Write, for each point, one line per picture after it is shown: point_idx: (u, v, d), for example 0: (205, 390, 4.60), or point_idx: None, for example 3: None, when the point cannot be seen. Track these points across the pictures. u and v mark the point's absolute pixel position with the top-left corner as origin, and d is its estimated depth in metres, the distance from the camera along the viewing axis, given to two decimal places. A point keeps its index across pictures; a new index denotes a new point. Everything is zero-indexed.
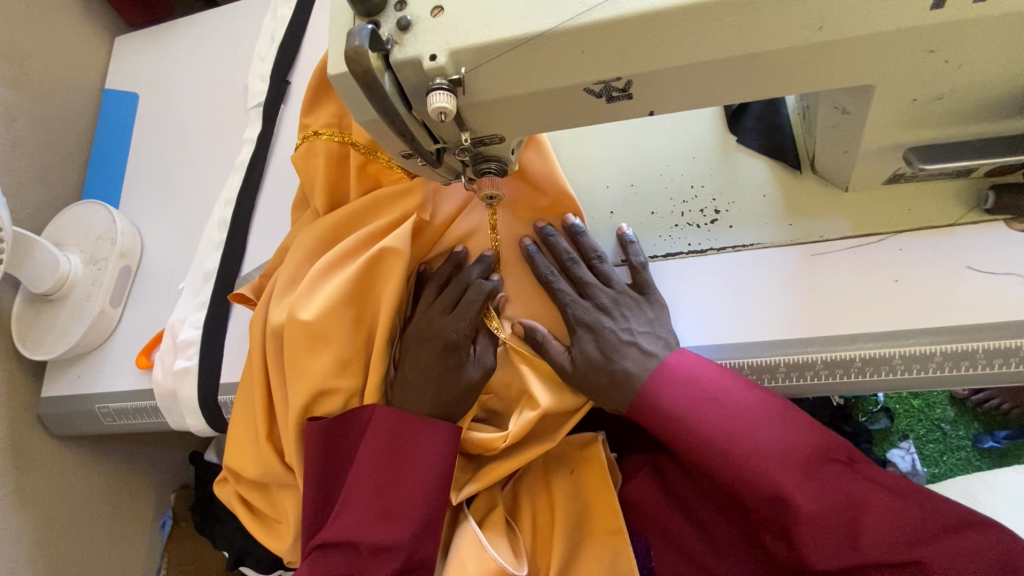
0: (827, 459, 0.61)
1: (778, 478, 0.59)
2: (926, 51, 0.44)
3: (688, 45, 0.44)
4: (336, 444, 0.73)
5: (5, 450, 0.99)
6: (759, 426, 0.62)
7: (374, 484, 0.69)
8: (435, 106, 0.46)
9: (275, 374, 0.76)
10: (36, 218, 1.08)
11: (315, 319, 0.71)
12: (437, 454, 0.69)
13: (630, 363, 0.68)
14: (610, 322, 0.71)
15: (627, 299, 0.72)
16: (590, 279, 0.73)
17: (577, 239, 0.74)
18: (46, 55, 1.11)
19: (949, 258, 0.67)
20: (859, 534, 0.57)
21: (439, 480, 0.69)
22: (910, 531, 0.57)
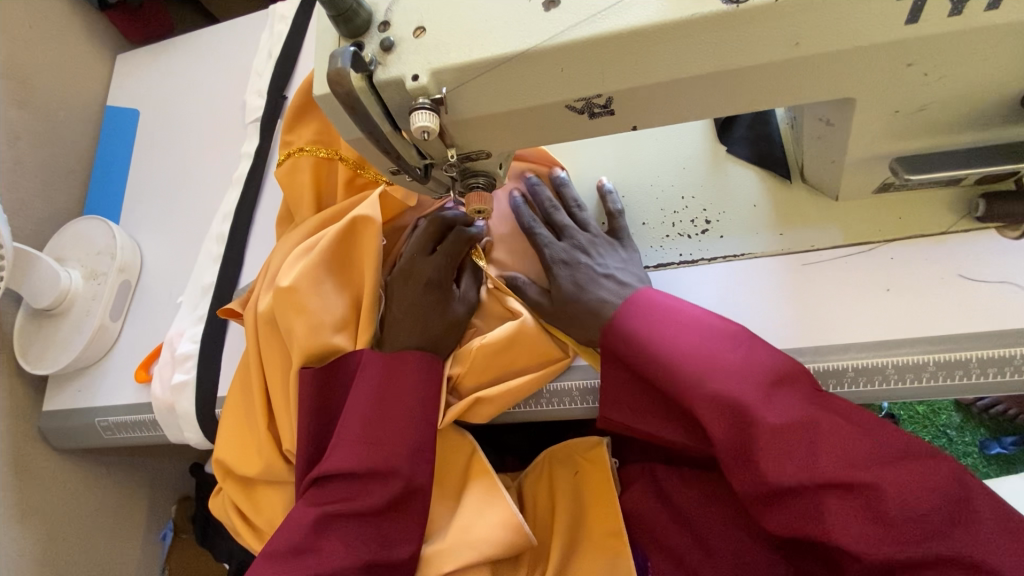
0: (787, 382, 0.59)
1: (732, 389, 0.58)
2: (906, 64, 0.44)
3: (666, 61, 0.44)
4: (327, 388, 0.74)
5: (7, 464, 1.00)
6: (719, 347, 0.61)
7: (364, 418, 0.69)
8: (418, 125, 0.47)
9: (269, 357, 0.78)
10: (38, 234, 1.10)
11: (300, 287, 0.72)
12: (423, 385, 0.70)
13: (606, 293, 0.70)
14: (586, 259, 0.73)
15: (603, 242, 0.74)
16: (569, 224, 0.76)
17: (561, 189, 0.78)
18: (49, 74, 1.13)
19: (941, 266, 0.67)
20: (817, 452, 0.54)
21: (429, 407, 0.70)
22: (867, 454, 0.54)
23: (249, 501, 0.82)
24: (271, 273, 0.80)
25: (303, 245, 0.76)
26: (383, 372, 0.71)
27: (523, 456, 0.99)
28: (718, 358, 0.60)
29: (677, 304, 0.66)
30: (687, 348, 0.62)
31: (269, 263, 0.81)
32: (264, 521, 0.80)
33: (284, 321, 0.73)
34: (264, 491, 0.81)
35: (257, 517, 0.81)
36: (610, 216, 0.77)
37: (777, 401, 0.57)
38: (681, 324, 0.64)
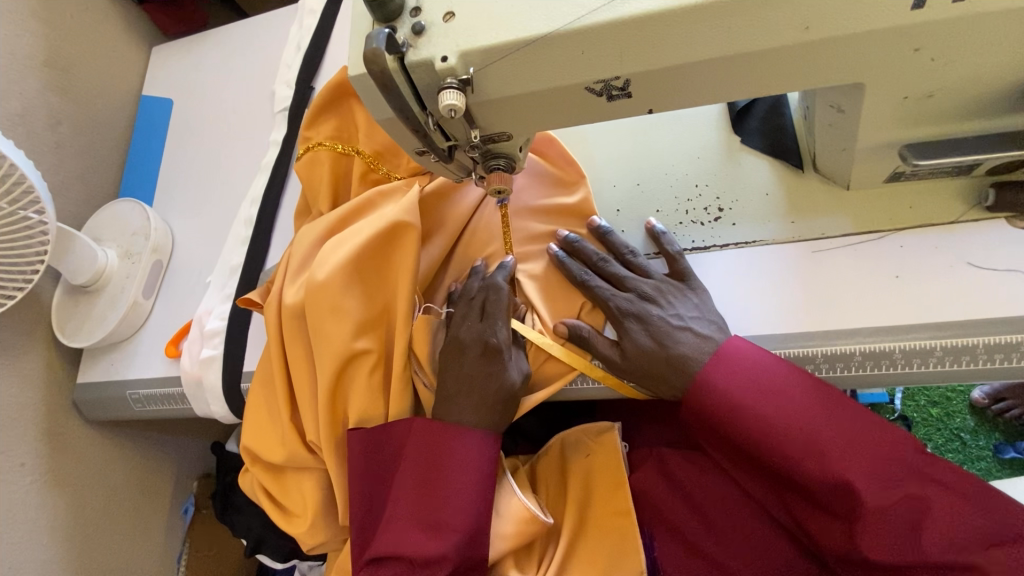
0: (886, 456, 0.60)
1: (843, 470, 0.59)
2: (913, 48, 0.46)
3: (681, 45, 0.47)
4: (375, 454, 0.76)
5: (42, 430, 1.05)
6: (818, 422, 0.62)
7: (416, 496, 0.71)
8: (446, 103, 0.50)
9: (295, 352, 0.80)
10: (76, 215, 1.15)
11: (332, 285, 0.75)
12: (472, 461, 0.72)
13: (687, 348, 0.69)
14: (657, 310, 0.72)
15: (671, 288, 0.74)
16: (626, 274, 0.75)
17: (605, 239, 0.78)
18: (89, 63, 1.19)
19: (951, 255, 0.68)
20: (924, 531, 0.56)
21: (480, 486, 0.71)
22: (975, 535, 0.56)
23: (273, 479, 0.85)
24: (300, 267, 0.82)
25: (333, 244, 0.78)
26: (427, 454, 0.72)
27: (535, 440, 1.02)
28: (811, 428, 0.62)
29: (759, 355, 0.67)
30: (765, 402, 0.64)
31: (294, 257, 0.84)
32: (288, 501, 0.84)
33: (316, 320, 0.76)
34: (292, 477, 0.85)
35: (282, 496, 0.85)
36: (670, 259, 0.76)
37: (885, 478, 0.59)
38: (774, 393, 0.64)
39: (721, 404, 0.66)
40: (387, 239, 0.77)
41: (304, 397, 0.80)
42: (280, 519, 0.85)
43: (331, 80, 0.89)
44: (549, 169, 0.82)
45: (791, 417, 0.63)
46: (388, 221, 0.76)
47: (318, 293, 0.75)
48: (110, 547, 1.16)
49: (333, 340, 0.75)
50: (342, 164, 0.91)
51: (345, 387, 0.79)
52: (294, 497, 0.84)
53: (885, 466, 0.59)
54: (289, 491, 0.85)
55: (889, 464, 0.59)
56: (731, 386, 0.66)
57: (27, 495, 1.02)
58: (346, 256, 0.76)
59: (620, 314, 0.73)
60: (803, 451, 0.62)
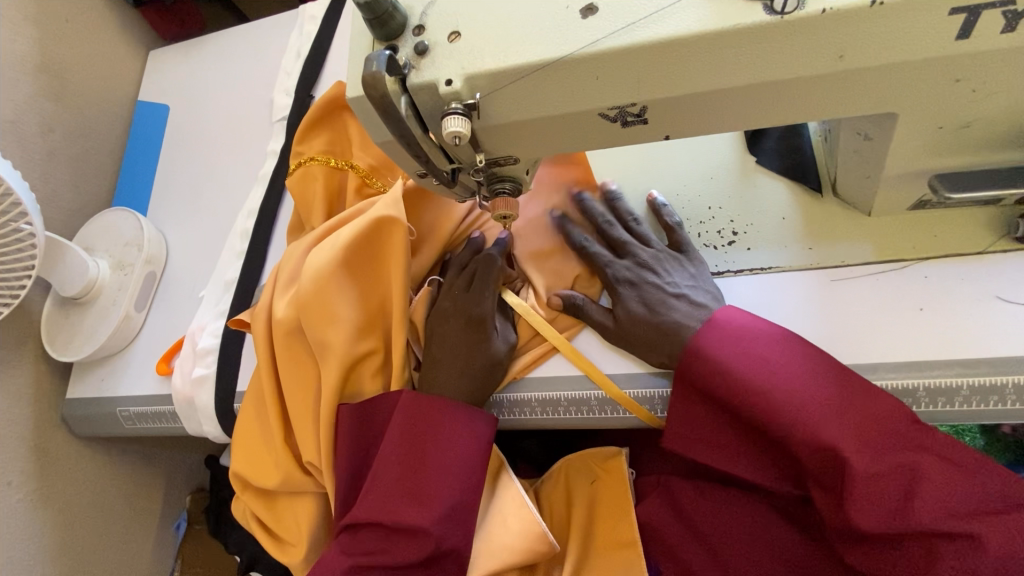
0: (875, 421, 0.57)
1: (829, 434, 0.56)
2: (953, 79, 0.43)
3: (704, 73, 0.44)
4: (361, 425, 0.74)
5: (30, 447, 1.02)
6: (806, 386, 0.59)
7: (397, 468, 0.68)
8: (450, 130, 0.47)
9: (287, 363, 0.77)
10: (68, 224, 1.12)
11: (324, 297, 0.72)
12: (460, 438, 0.69)
13: (680, 315, 0.67)
14: (654, 277, 0.70)
15: (669, 257, 0.72)
16: (629, 239, 0.73)
17: (613, 204, 0.76)
18: (83, 68, 1.16)
19: (978, 287, 0.65)
20: (915, 497, 0.53)
21: (468, 464, 0.69)
22: (965, 502, 0.53)
23: (266, 508, 0.82)
24: (290, 277, 0.79)
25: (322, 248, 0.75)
26: (410, 431, 0.69)
27: (537, 463, 0.98)
28: (797, 392, 0.59)
29: (748, 321, 0.64)
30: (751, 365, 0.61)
31: (283, 268, 0.80)
32: (283, 530, 0.81)
33: (309, 327, 0.72)
34: (286, 504, 0.81)
35: (276, 524, 0.81)
36: (668, 229, 0.74)
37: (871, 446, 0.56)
38: (760, 357, 0.61)
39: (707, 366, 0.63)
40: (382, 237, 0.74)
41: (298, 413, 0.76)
42: (274, 549, 0.81)
43: (324, 94, 0.87)
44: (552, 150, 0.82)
45: (777, 380, 0.59)
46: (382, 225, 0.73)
47: (311, 298, 0.72)
48: (99, 565, 1.13)
49: (330, 344, 0.72)
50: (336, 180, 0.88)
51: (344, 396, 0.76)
52: (288, 526, 0.81)
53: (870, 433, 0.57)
54: (283, 519, 0.81)
55: (872, 428, 0.57)
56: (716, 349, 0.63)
57: (12, 514, 0.99)
58: (339, 263, 0.72)
59: (616, 282, 0.71)
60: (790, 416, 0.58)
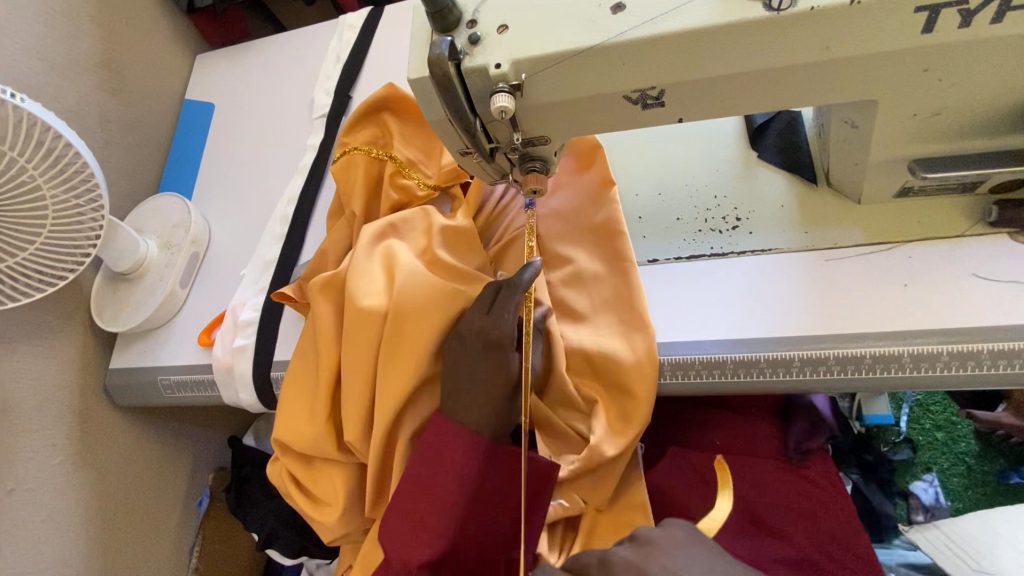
0: None
1: None
2: (921, 69, 0.52)
3: (713, 60, 0.52)
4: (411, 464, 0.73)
5: (73, 413, 1.09)
6: None
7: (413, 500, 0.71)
8: (498, 105, 0.55)
9: (356, 365, 0.77)
10: (118, 208, 1.20)
11: (413, 293, 0.77)
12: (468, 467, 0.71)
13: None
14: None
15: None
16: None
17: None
18: (138, 67, 1.26)
19: (956, 266, 0.72)
20: None
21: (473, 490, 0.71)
22: None
23: (304, 468, 0.86)
24: (365, 276, 0.79)
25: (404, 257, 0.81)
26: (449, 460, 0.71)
27: None
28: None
29: None
30: None
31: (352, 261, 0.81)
32: (318, 489, 0.85)
33: (400, 335, 0.76)
34: (322, 466, 0.85)
35: (312, 484, 0.85)
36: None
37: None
38: None
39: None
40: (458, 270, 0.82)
41: (354, 408, 0.78)
42: (311, 509, 0.85)
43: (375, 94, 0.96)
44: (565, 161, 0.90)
45: None
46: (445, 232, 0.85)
47: (407, 310, 0.76)
48: (129, 532, 1.18)
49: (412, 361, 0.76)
50: (376, 169, 0.96)
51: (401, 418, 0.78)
52: (321, 485, 0.85)
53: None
54: (318, 478, 0.86)
55: None
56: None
57: (55, 474, 1.06)
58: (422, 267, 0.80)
59: None
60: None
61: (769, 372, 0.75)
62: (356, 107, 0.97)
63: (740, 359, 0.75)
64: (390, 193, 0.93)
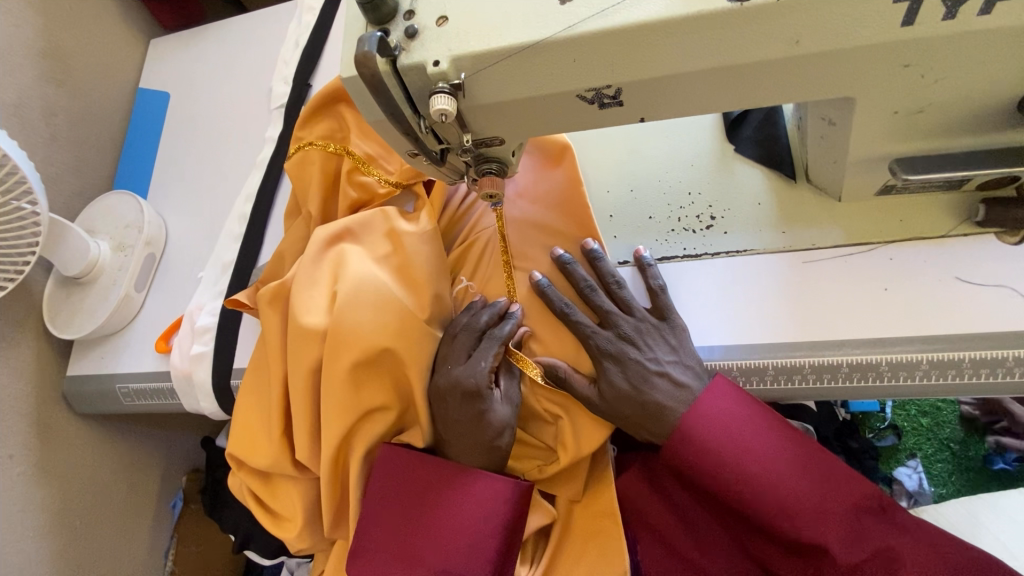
0: (860, 509, 0.64)
1: (815, 531, 0.63)
2: (902, 64, 0.47)
3: (672, 57, 0.47)
4: (401, 481, 0.75)
5: (31, 422, 1.05)
6: (789, 479, 0.65)
7: (394, 519, 0.74)
8: (437, 108, 0.50)
9: (301, 382, 0.75)
10: (69, 206, 1.14)
11: (353, 312, 0.73)
12: (452, 502, 0.72)
13: (662, 396, 0.70)
14: (635, 353, 0.72)
15: (649, 328, 0.73)
16: (611, 308, 0.74)
17: (595, 263, 0.75)
18: (85, 55, 1.18)
19: (940, 268, 0.69)
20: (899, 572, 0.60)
21: (452, 528, 0.71)
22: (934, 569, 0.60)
23: (262, 483, 0.83)
24: (309, 287, 0.77)
25: (354, 264, 0.76)
26: (425, 467, 0.74)
27: None
28: (792, 490, 0.65)
29: None
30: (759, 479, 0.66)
31: (296, 272, 0.78)
32: (277, 504, 0.82)
33: (342, 351, 0.72)
34: (280, 480, 0.82)
35: (271, 500, 0.82)
36: (652, 292, 0.74)
37: (855, 535, 0.63)
38: (762, 468, 0.66)
39: (695, 463, 0.68)
40: (414, 278, 0.77)
41: (301, 423, 0.76)
42: (270, 523, 0.83)
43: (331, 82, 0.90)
44: (534, 160, 0.82)
45: (768, 475, 0.65)
46: (404, 244, 0.79)
47: (346, 324, 0.72)
48: (99, 539, 1.16)
49: (359, 375, 0.74)
50: (334, 165, 0.90)
51: (353, 433, 0.77)
52: (280, 501, 0.82)
53: (856, 523, 0.63)
54: (277, 492, 0.83)
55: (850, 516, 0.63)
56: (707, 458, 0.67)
57: (13, 487, 1.02)
58: (373, 283, 0.75)
59: None
60: (789, 520, 0.64)
61: (742, 381, 0.72)
62: (310, 99, 0.90)
63: (711, 367, 0.72)
64: (347, 192, 0.87)
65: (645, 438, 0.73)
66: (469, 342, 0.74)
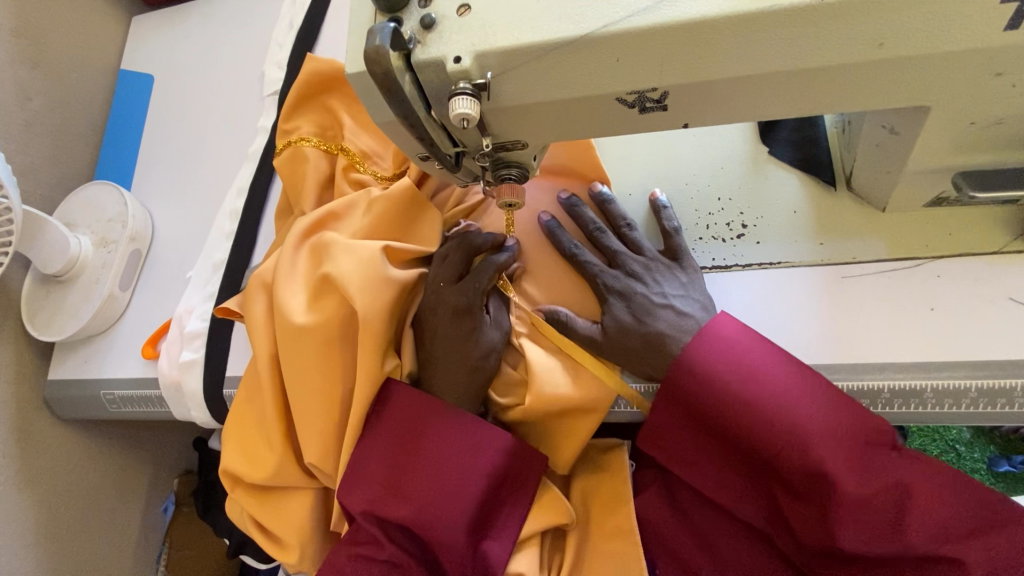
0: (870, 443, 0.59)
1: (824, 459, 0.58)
2: (993, 73, 0.41)
3: (733, 59, 0.41)
4: (391, 416, 0.70)
5: (11, 429, 0.99)
6: (798, 402, 0.60)
7: (384, 456, 0.69)
8: (458, 112, 0.43)
9: (292, 375, 0.71)
10: (47, 198, 1.07)
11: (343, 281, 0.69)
12: (444, 441, 0.67)
13: (665, 325, 0.66)
14: (641, 287, 0.68)
15: (660, 266, 0.70)
16: (620, 248, 0.71)
17: (604, 207, 0.73)
18: (61, 34, 1.09)
19: (991, 288, 0.64)
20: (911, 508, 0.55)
21: (444, 466, 0.66)
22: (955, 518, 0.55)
23: (261, 505, 0.78)
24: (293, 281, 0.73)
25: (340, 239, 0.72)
26: (414, 409, 0.69)
27: None
28: (800, 415, 0.59)
29: None
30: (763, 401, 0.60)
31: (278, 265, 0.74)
32: (280, 527, 0.77)
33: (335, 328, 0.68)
34: (282, 497, 0.78)
35: (273, 524, 0.77)
36: (665, 235, 0.72)
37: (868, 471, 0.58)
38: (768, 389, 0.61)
39: (698, 388, 0.63)
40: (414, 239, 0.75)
41: (303, 423, 0.71)
42: (275, 549, 0.77)
43: (313, 73, 0.85)
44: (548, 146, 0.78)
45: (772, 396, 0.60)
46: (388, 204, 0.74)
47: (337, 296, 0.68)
48: (86, 547, 1.11)
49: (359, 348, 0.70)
50: (329, 162, 0.84)
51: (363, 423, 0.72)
52: (282, 525, 0.77)
53: (867, 455, 0.58)
54: (278, 514, 0.77)
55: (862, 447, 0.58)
56: (711, 394, 0.62)
57: None
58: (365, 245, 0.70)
59: None
60: (797, 448, 0.59)
61: None
62: (293, 91, 0.85)
63: None
64: (342, 189, 0.81)
65: (651, 375, 0.68)
66: (459, 262, 0.70)
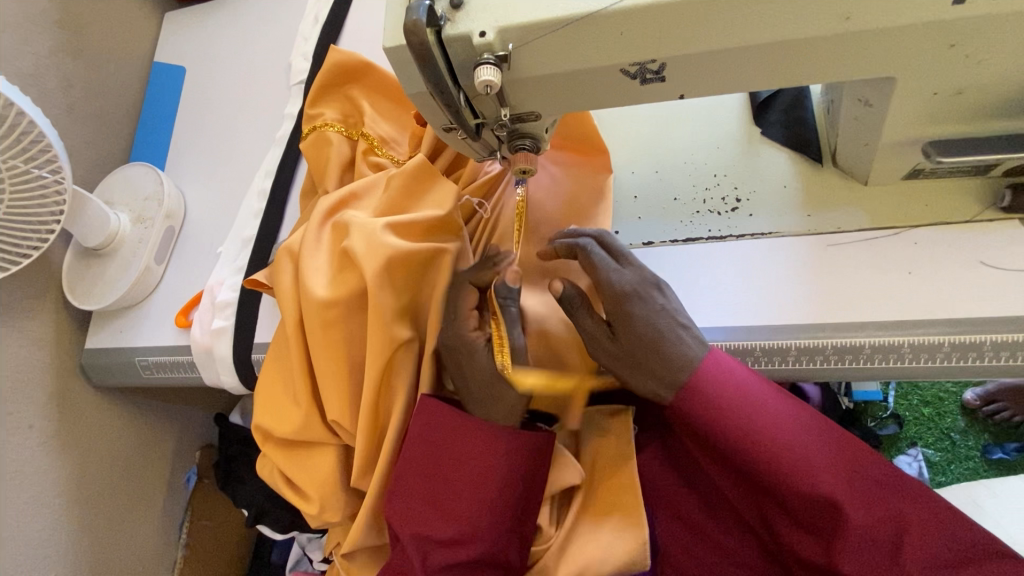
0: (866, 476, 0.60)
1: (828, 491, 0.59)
2: (948, 44, 0.47)
3: (721, 32, 0.47)
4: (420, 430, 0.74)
5: (50, 392, 1.06)
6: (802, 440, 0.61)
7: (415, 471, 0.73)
8: (482, 79, 0.50)
9: (313, 338, 0.77)
10: (86, 179, 1.14)
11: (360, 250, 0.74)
12: (471, 450, 0.71)
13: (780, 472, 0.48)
14: None
15: None
16: None
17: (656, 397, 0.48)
18: (101, 26, 1.17)
19: (963, 253, 0.70)
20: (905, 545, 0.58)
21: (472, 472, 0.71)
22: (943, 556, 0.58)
23: (288, 461, 0.84)
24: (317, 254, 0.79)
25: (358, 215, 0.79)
26: (440, 420, 0.73)
27: None
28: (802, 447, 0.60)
29: None
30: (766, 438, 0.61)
31: (303, 239, 0.81)
32: (306, 482, 0.83)
33: None
34: (307, 453, 0.84)
35: (299, 479, 0.83)
36: None
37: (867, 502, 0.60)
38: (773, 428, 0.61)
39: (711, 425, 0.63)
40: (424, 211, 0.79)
41: (326, 382, 0.77)
42: (303, 504, 0.83)
43: (334, 64, 0.92)
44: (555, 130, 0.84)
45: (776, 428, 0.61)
46: (400, 182, 0.80)
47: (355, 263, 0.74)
48: (115, 510, 1.17)
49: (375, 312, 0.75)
50: (352, 146, 0.91)
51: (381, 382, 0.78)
52: (309, 479, 0.83)
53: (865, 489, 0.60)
54: (304, 470, 0.83)
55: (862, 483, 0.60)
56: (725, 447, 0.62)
57: (35, 455, 1.03)
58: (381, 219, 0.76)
59: None
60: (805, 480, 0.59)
61: (764, 361, 0.72)
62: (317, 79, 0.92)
63: (732, 348, 0.72)
64: (363, 170, 0.88)
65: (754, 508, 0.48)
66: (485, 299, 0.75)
